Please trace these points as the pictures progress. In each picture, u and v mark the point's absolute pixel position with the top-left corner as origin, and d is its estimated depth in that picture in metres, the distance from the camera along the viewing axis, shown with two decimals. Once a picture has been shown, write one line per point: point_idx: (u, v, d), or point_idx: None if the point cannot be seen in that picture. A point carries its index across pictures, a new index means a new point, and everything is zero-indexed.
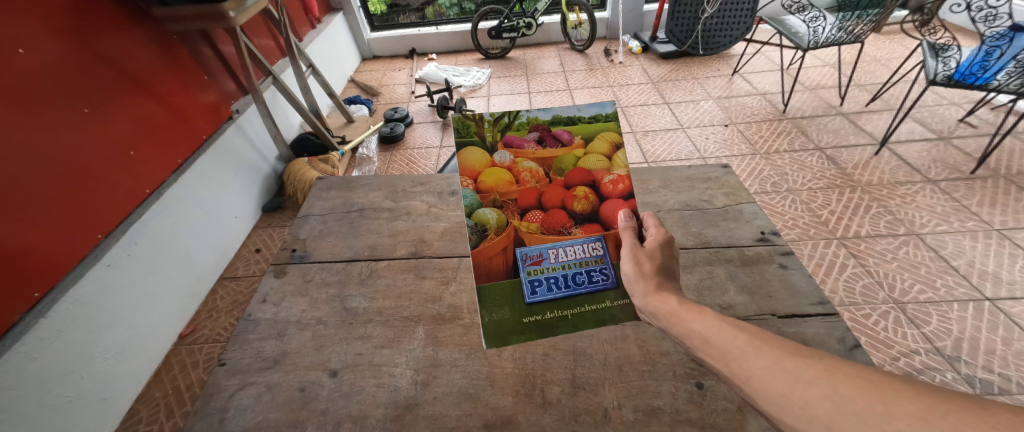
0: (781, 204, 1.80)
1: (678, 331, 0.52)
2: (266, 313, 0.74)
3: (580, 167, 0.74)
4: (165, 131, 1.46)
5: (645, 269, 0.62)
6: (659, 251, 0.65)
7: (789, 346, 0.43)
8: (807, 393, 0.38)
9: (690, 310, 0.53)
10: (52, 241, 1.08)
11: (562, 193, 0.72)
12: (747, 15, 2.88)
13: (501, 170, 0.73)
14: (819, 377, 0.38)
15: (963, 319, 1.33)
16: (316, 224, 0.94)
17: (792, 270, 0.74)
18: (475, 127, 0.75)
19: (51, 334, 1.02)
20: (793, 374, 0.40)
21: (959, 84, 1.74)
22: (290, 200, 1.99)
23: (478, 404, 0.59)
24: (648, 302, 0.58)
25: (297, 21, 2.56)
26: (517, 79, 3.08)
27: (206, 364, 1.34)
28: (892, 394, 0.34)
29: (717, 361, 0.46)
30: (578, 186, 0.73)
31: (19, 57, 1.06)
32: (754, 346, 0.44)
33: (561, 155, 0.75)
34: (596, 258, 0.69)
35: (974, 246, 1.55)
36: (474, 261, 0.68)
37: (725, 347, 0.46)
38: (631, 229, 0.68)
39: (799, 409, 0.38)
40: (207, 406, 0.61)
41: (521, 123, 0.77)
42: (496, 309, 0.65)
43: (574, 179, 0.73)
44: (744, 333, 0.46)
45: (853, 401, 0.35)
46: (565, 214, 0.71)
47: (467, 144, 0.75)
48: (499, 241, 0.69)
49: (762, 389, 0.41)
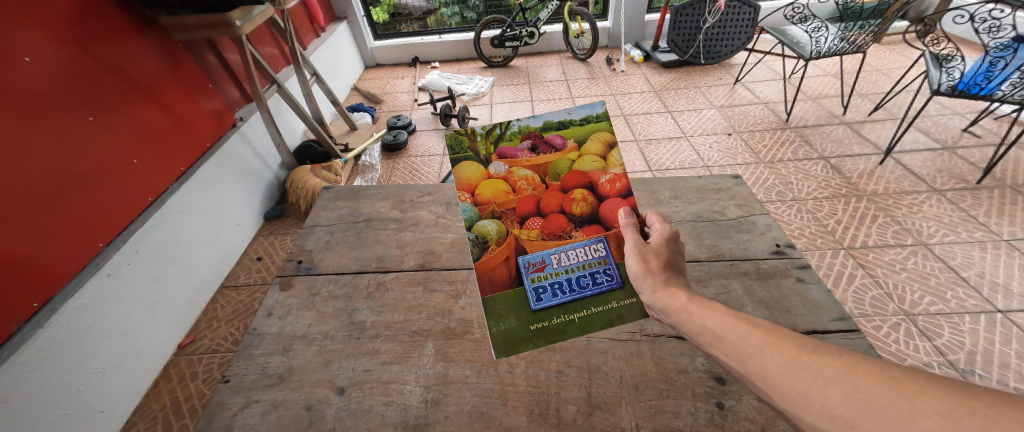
0: (787, 213, 1.78)
1: (689, 329, 0.51)
2: (271, 327, 0.72)
3: (576, 170, 0.73)
4: (166, 138, 1.45)
5: (652, 265, 0.61)
6: (663, 248, 0.64)
7: (805, 343, 0.42)
8: (828, 390, 0.37)
9: (702, 306, 0.52)
10: (50, 250, 1.06)
11: (560, 197, 0.71)
12: (747, 26, 2.91)
13: (497, 181, 0.72)
14: (839, 374, 0.38)
15: (975, 332, 1.31)
16: (322, 235, 0.93)
17: (809, 284, 0.73)
18: (466, 142, 0.73)
19: (50, 346, 1.01)
20: (812, 371, 0.39)
21: (963, 94, 1.72)
22: (292, 208, 1.97)
23: (491, 424, 0.57)
24: (657, 299, 0.57)
25: (302, 28, 2.58)
26: (520, 87, 3.09)
27: (206, 375, 1.31)
28: (917, 391, 0.33)
29: (731, 359, 0.46)
30: (575, 189, 0.72)
31: (25, 65, 1.05)
32: (769, 344, 0.44)
33: (555, 160, 0.74)
34: (598, 259, 0.68)
35: (983, 256, 1.54)
36: (478, 273, 0.66)
37: (740, 345, 0.45)
38: (634, 226, 0.67)
39: (819, 408, 0.37)
40: (210, 426, 0.59)
41: (512, 133, 0.76)
42: (503, 318, 0.63)
43: (571, 182, 0.72)
44: (759, 330, 0.46)
45: (875, 398, 0.35)
46: (565, 218, 0.70)
47: (461, 159, 0.73)
48: (502, 251, 0.67)
49: (780, 387, 0.40)
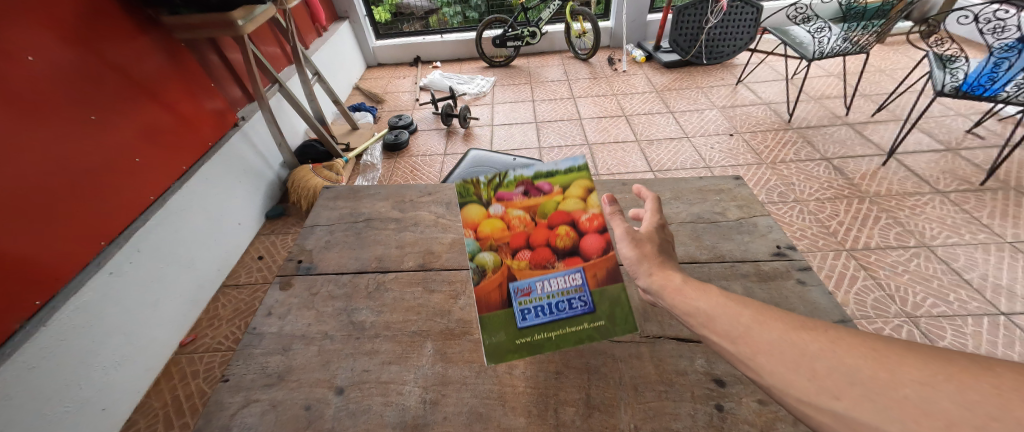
0: (789, 214, 1.78)
1: (683, 310, 0.51)
2: (271, 327, 0.72)
3: (564, 209, 0.73)
4: (168, 137, 1.45)
5: (646, 250, 0.60)
6: (655, 236, 0.64)
7: (792, 321, 0.44)
8: (816, 365, 0.39)
9: (695, 288, 0.52)
10: (50, 249, 1.06)
11: (547, 233, 0.70)
12: (750, 25, 2.92)
13: (492, 219, 0.71)
14: (826, 349, 0.39)
15: (978, 334, 1.30)
16: (322, 235, 0.93)
17: (810, 286, 0.73)
18: (470, 188, 0.75)
19: (53, 344, 1.01)
20: (799, 348, 0.40)
21: (967, 95, 1.71)
22: (294, 208, 1.97)
23: (490, 425, 0.57)
24: (653, 281, 0.57)
25: (304, 28, 2.59)
26: (521, 87, 3.09)
27: (207, 373, 1.31)
28: (896, 360, 0.35)
29: (723, 339, 0.46)
30: (562, 226, 0.71)
31: (29, 64, 1.06)
32: (759, 322, 0.45)
33: (546, 201, 0.74)
34: (574, 286, 0.65)
35: (987, 259, 1.53)
36: (476, 293, 0.66)
37: (731, 325, 0.46)
38: (619, 216, 0.65)
39: (807, 381, 0.38)
40: (209, 425, 0.59)
41: (510, 179, 0.76)
42: (493, 331, 0.63)
43: (558, 221, 0.71)
44: (749, 310, 0.46)
45: (858, 370, 0.36)
46: (550, 251, 0.68)
47: (464, 200, 0.74)
48: (495, 276, 0.66)
49: (770, 365, 0.41)
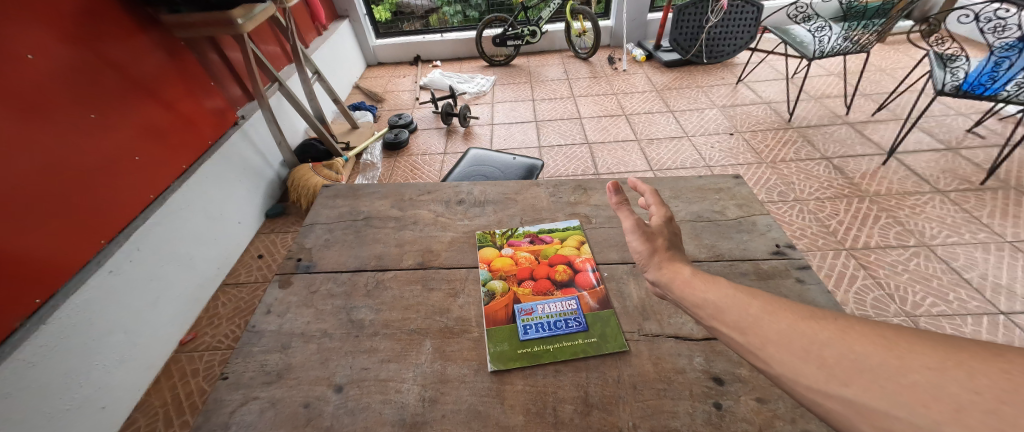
0: (789, 213, 1.78)
1: (690, 302, 0.53)
2: (270, 325, 0.73)
3: (563, 252, 0.84)
4: (167, 136, 1.45)
5: (657, 244, 0.61)
6: (664, 229, 0.65)
7: (802, 311, 0.44)
8: (824, 353, 0.38)
9: (704, 280, 0.53)
10: (50, 247, 1.06)
11: (548, 269, 0.80)
12: (751, 25, 2.92)
13: (501, 260, 0.83)
14: (834, 337, 0.39)
15: (977, 333, 1.30)
16: (322, 233, 0.93)
17: (809, 285, 0.73)
18: (488, 238, 0.89)
19: (52, 342, 1.01)
20: (808, 336, 0.41)
21: (968, 94, 1.70)
22: (293, 207, 1.97)
23: (488, 423, 0.57)
24: (662, 275, 0.58)
25: (304, 27, 2.59)
26: (521, 86, 3.09)
27: (207, 372, 1.31)
28: (906, 348, 0.35)
29: (732, 331, 0.46)
30: (560, 264, 0.81)
31: (28, 62, 1.06)
32: (769, 313, 0.45)
33: (547, 246, 0.85)
34: (570, 310, 0.72)
35: (986, 258, 1.53)
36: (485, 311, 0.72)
37: (740, 316, 0.46)
38: (626, 206, 0.67)
39: (817, 369, 0.38)
40: (209, 423, 0.59)
41: (517, 232, 0.90)
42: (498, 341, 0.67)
43: (557, 260, 0.82)
44: (758, 301, 0.47)
45: (868, 357, 0.36)
46: (550, 281, 0.77)
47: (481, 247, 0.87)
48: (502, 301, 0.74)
49: (778, 354, 0.41)
